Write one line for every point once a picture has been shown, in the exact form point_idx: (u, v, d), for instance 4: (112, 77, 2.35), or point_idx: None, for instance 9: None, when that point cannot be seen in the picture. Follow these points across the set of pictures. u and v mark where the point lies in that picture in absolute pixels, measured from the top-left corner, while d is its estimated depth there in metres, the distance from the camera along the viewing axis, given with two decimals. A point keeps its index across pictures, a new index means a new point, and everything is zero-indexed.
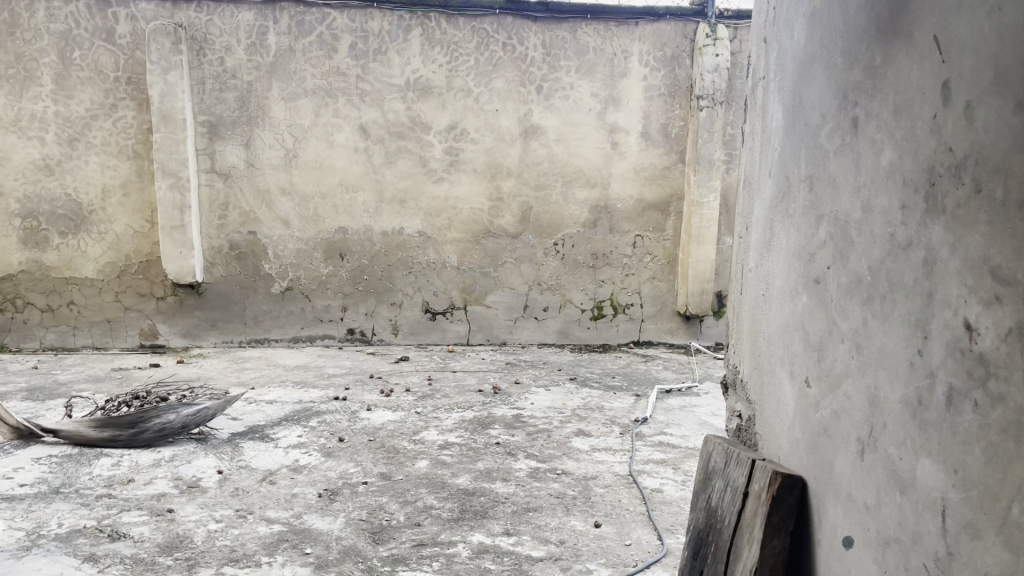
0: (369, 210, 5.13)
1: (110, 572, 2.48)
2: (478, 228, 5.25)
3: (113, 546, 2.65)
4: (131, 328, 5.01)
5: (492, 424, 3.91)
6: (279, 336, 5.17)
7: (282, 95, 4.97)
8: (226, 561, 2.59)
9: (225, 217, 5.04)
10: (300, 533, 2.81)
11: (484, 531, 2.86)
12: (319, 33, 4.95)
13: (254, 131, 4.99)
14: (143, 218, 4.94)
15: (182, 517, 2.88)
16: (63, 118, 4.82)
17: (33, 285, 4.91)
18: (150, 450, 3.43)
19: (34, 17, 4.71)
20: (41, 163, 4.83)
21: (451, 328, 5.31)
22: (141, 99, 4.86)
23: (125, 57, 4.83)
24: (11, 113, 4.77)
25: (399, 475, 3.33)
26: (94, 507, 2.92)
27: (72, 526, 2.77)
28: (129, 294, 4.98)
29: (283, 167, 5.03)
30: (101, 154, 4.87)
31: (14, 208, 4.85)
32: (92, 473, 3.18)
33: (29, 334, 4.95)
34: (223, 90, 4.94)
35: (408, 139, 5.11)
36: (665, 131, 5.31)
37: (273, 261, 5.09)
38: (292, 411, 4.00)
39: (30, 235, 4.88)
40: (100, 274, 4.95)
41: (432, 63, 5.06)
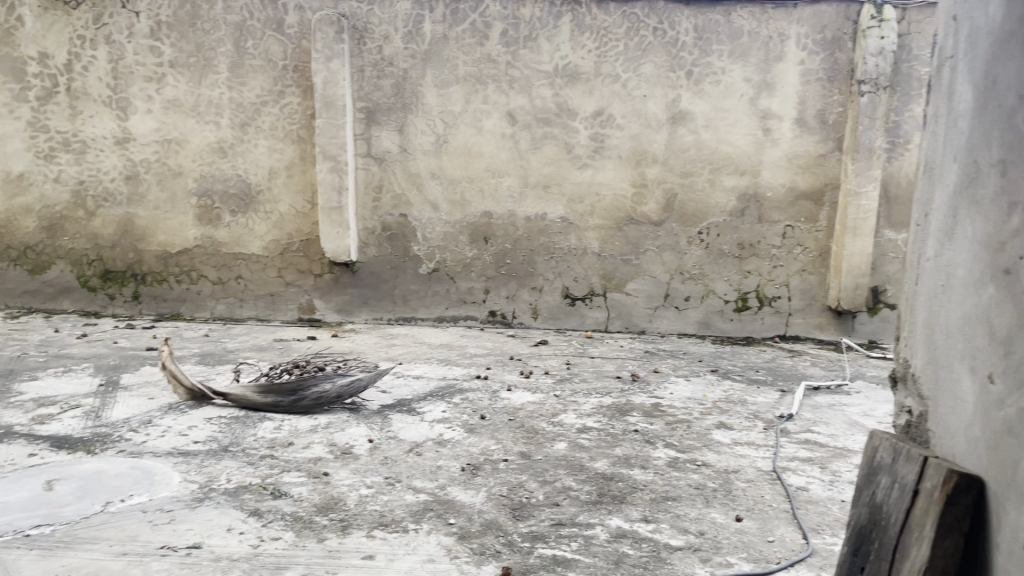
0: (513, 195, 5.22)
1: (273, 528, 2.67)
2: (622, 214, 5.22)
3: (275, 503, 2.85)
4: (291, 302, 5.34)
5: (631, 411, 3.91)
6: (425, 315, 5.36)
7: (435, 82, 5.13)
8: (376, 525, 2.73)
9: (379, 199, 5.26)
10: (445, 504, 2.92)
11: (623, 516, 2.87)
12: (473, 21, 5.06)
13: (408, 117, 5.17)
14: (304, 199, 5.24)
15: (336, 481, 3.06)
16: (237, 104, 5.17)
17: (206, 259, 5.31)
18: (308, 416, 3.65)
19: (213, 9, 5.07)
20: (216, 146, 5.21)
21: (591, 315, 5.33)
22: (306, 86, 5.15)
23: (293, 46, 5.11)
24: (191, 99, 5.16)
25: (539, 455, 3.39)
26: (258, 465, 3.15)
27: (239, 482, 2.99)
28: (290, 270, 5.30)
29: (433, 152, 5.19)
30: (269, 138, 5.20)
31: (192, 187, 5.25)
32: (256, 435, 3.42)
33: (201, 304, 5.35)
34: (380, 77, 5.14)
35: (554, 125, 5.15)
36: (822, 117, 5.09)
37: (421, 243, 5.28)
38: (436, 387, 4.15)
39: (205, 213, 5.27)
40: (265, 251, 5.29)
41: (582, 49, 5.07)
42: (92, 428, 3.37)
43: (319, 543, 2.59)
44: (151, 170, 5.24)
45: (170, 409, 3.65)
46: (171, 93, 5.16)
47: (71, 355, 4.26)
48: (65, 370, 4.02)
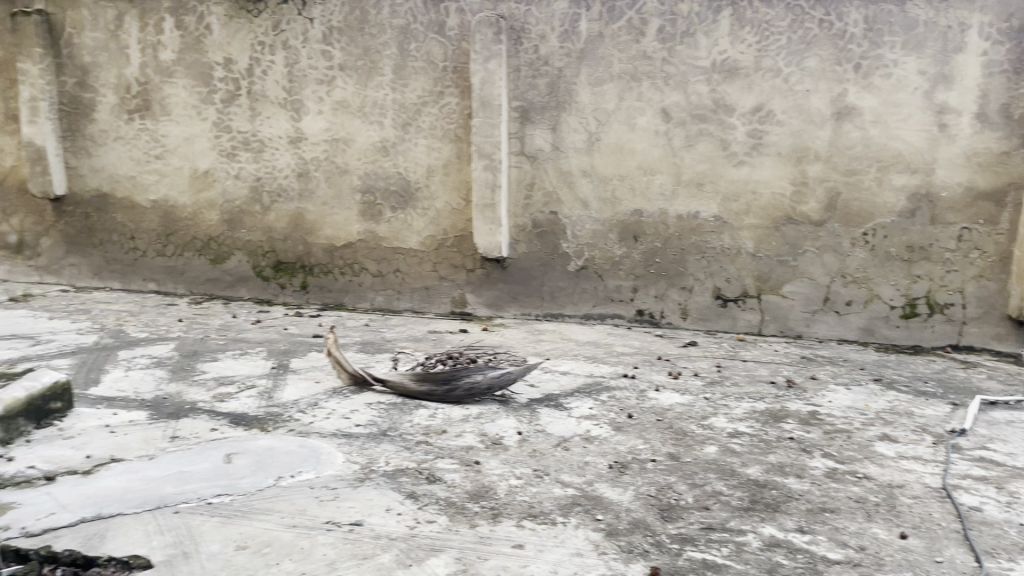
0: (665, 192, 5.16)
1: (427, 511, 2.78)
2: (779, 214, 5.05)
3: (430, 487, 2.96)
4: (445, 296, 5.52)
5: (785, 418, 3.77)
6: (573, 312, 5.40)
7: (589, 80, 5.15)
8: (525, 515, 2.79)
9: (530, 196, 5.34)
10: (593, 500, 2.93)
11: (776, 524, 2.79)
12: (629, 18, 5.04)
13: (561, 115, 5.22)
14: (460, 196, 5.40)
15: (487, 470, 3.14)
16: (399, 105, 5.39)
17: (368, 253, 5.58)
18: (460, 406, 3.77)
19: (379, 14, 5.31)
20: (380, 145, 5.46)
21: (743, 317, 5.18)
22: (464, 87, 5.30)
23: (453, 47, 5.27)
24: (358, 100, 5.44)
25: (688, 457, 3.34)
26: (414, 450, 3.28)
27: (396, 466, 3.14)
28: (444, 265, 5.49)
29: (586, 150, 5.22)
30: (428, 137, 5.39)
31: (356, 184, 5.53)
32: (412, 421, 3.57)
33: (362, 296, 5.64)
34: (535, 76, 5.22)
35: (710, 122, 5.04)
36: (1006, 112, 4.70)
37: (571, 240, 5.32)
38: (584, 384, 4.17)
39: (368, 208, 5.54)
40: (422, 246, 5.50)
41: (742, 44, 4.93)
42: (266, 407, 3.64)
43: (471, 529, 2.67)
44: (320, 168, 5.57)
45: (334, 393, 3.87)
46: (340, 95, 5.46)
47: (247, 339, 4.60)
48: (242, 352, 4.35)
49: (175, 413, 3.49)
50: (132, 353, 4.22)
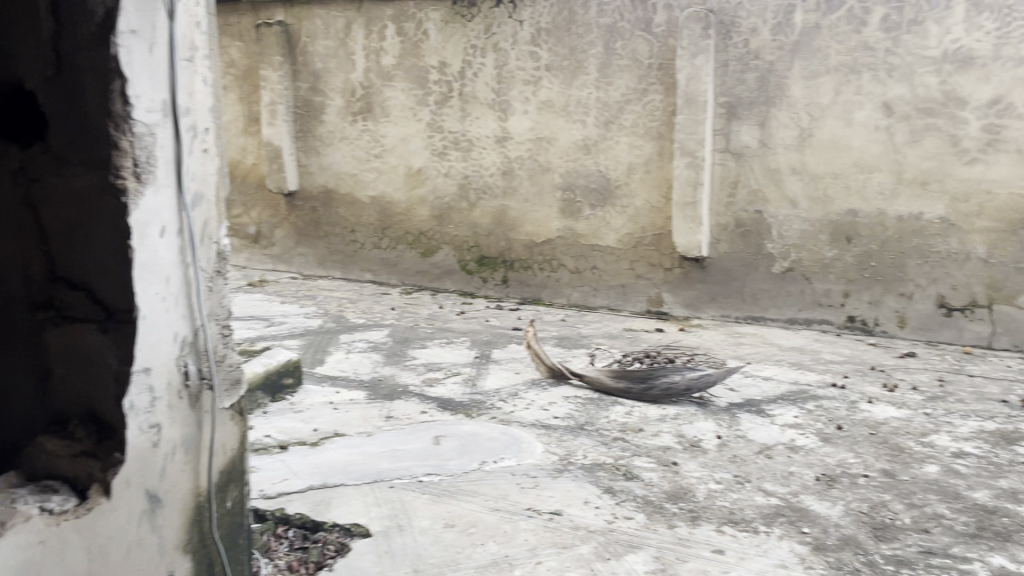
0: (884, 192, 4.83)
1: (626, 507, 2.80)
2: (1018, 216, 4.56)
3: (628, 484, 2.97)
4: (641, 294, 5.50)
5: (1020, 442, 3.42)
6: (775, 316, 5.19)
7: (803, 74, 4.93)
8: (726, 521, 2.73)
9: (734, 195, 5.20)
10: (798, 511, 2.82)
11: (1008, 555, 2.54)
12: (850, 7, 4.76)
13: (771, 111, 5.04)
14: (660, 193, 5.36)
15: (686, 471, 3.10)
16: (603, 103, 5.43)
17: (566, 249, 5.68)
18: (657, 405, 3.74)
19: (587, 14, 5.38)
20: (582, 143, 5.53)
21: (970, 329, 4.73)
22: (669, 83, 5.24)
23: (659, 44, 5.24)
24: (562, 99, 5.54)
25: (904, 475, 3.12)
26: (611, 446, 3.31)
27: (594, 460, 3.17)
28: (642, 263, 5.47)
29: (796, 146, 5.00)
30: (631, 134, 5.39)
31: (558, 181, 5.64)
32: (609, 417, 3.60)
33: (559, 291, 5.75)
34: (744, 71, 5.08)
35: (939, 116, 4.65)
36: None
37: (776, 240, 5.12)
38: (788, 391, 4.01)
39: (568, 206, 5.63)
40: (620, 244, 5.52)
41: (979, 31, 4.50)
42: (470, 394, 3.81)
43: (669, 529, 2.66)
44: (523, 166, 5.73)
45: (533, 384, 3.98)
46: (545, 94, 5.59)
47: (452, 329, 4.83)
48: (448, 341, 4.58)
49: (389, 395, 3.74)
50: (351, 337, 4.57)
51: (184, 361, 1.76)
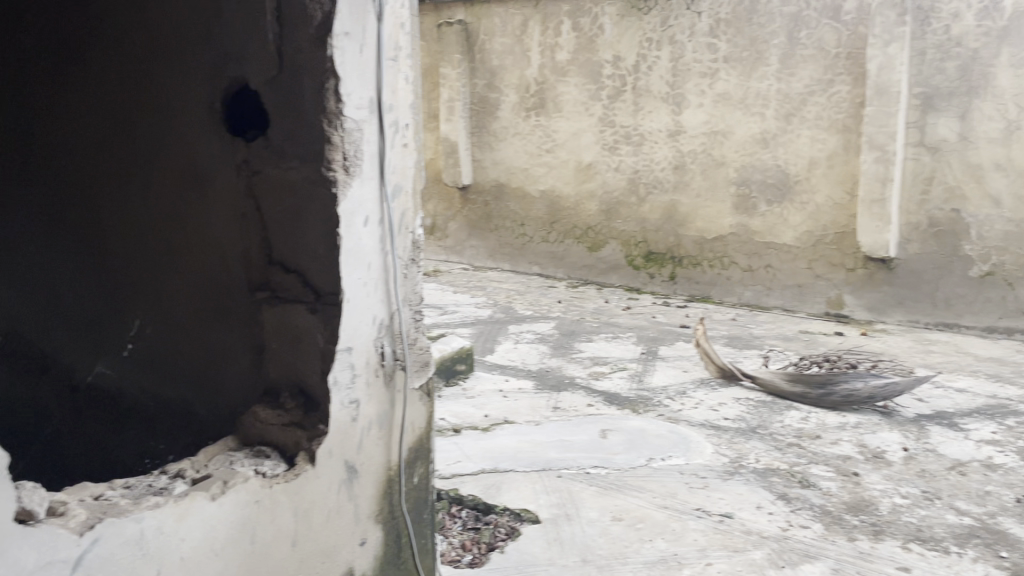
0: None
1: (801, 515, 2.70)
2: None
3: (804, 492, 2.86)
4: (820, 295, 5.26)
5: None
6: (970, 323, 4.81)
7: (1013, 61, 4.52)
8: (912, 538, 2.57)
9: (927, 191, 4.86)
10: (995, 534, 2.61)
11: None
12: None
13: (973, 102, 4.66)
14: (844, 190, 5.10)
15: (867, 483, 2.94)
16: (784, 95, 5.23)
17: (739, 246, 5.53)
18: (837, 412, 3.57)
19: (770, 3, 5.20)
20: (760, 137, 5.36)
21: None
22: (857, 73, 4.97)
23: (848, 32, 4.96)
24: (740, 92, 5.39)
25: None
26: (786, 452, 3.19)
27: (767, 465, 3.08)
28: (821, 263, 5.23)
29: (1001, 140, 4.60)
30: (813, 128, 5.16)
31: (732, 176, 5.50)
32: (783, 422, 3.47)
33: (730, 290, 5.61)
34: (944, 59, 4.71)
35: None
36: None
37: (974, 242, 4.74)
38: (985, 405, 3.70)
39: (742, 202, 5.48)
40: (797, 242, 5.31)
41: None
42: (638, 390, 3.79)
43: (849, 542, 2.54)
44: (696, 161, 5.64)
45: (702, 383, 3.90)
46: (722, 87, 5.46)
47: (619, 324, 4.82)
48: (614, 336, 4.58)
49: (557, 386, 3.80)
50: (520, 328, 4.67)
51: (379, 343, 1.87)
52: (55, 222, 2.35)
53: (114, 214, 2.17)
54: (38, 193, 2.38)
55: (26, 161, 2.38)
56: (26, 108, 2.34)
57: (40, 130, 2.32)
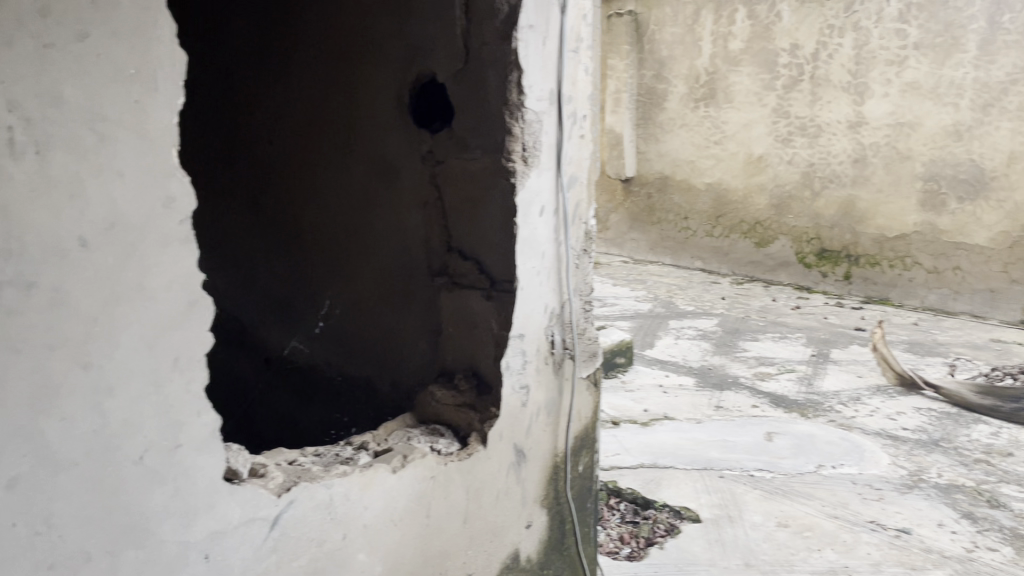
0: None
1: (989, 537, 2.49)
2: None
3: (993, 513, 2.64)
4: (1014, 302, 5.04)
5: None
6: None
7: None
8: None
9: None
10: None
11: None
12: None
13: None
14: None
15: None
16: (981, 84, 4.98)
17: (922, 246, 5.36)
18: None
19: None
20: (951, 129, 5.14)
21: None
22: None
23: None
24: (932, 82, 5.18)
25: None
26: (972, 468, 2.96)
27: (951, 481, 2.87)
28: (1017, 267, 5.00)
29: None
30: (1012, 120, 4.89)
31: (918, 171, 5.32)
32: (971, 437, 3.22)
33: (910, 292, 5.48)
34: None
35: None
36: None
37: None
38: None
39: (929, 198, 5.29)
40: (990, 244, 5.08)
41: None
42: (806, 393, 3.64)
43: None
44: (878, 154, 5.50)
45: (878, 390, 3.68)
46: (910, 76, 5.28)
47: (786, 323, 4.64)
48: (781, 336, 4.41)
49: (720, 385, 3.71)
50: (682, 324, 4.60)
51: (550, 330, 1.91)
52: (257, 209, 2.55)
53: (310, 202, 2.33)
54: (245, 182, 2.59)
55: (235, 152, 2.60)
56: (234, 103, 2.55)
57: (247, 123, 2.52)
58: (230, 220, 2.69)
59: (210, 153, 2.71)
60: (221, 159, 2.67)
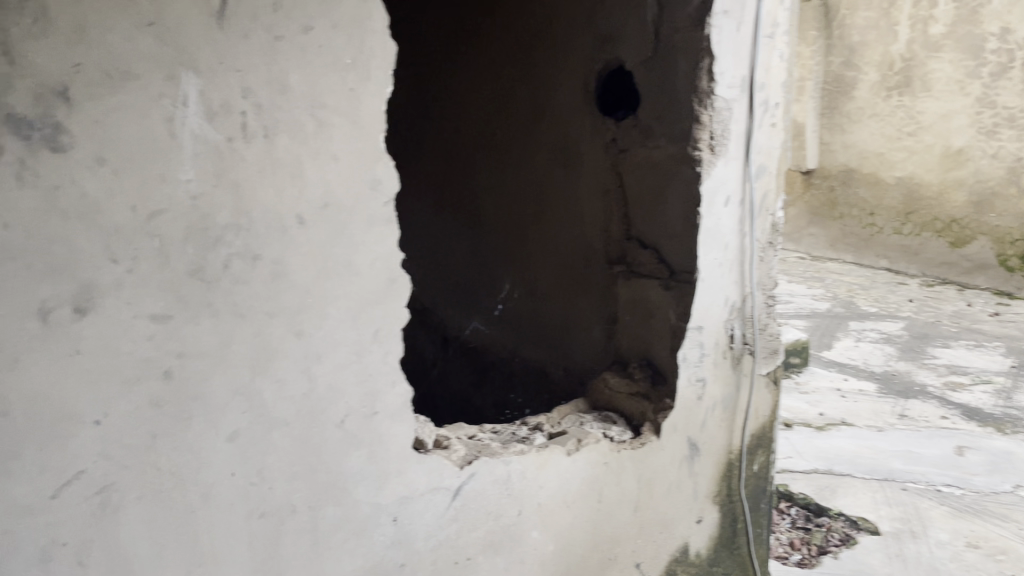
0: None
1: None
2: None
3: None
4: None
5: None
6: None
7: None
8: None
9: None
10: None
11: None
12: None
13: None
14: None
15: None
16: None
17: None
18: None
19: None
20: None
21: None
22: None
23: None
24: None
25: None
26: None
27: None
28: None
29: None
30: None
31: None
32: None
33: None
34: None
35: None
36: None
37: None
38: None
39: None
40: None
41: None
42: (1004, 407, 3.34)
43: None
44: None
45: None
46: None
47: (983, 331, 4.28)
48: (977, 344, 4.07)
49: (905, 393, 3.48)
50: (862, 326, 4.35)
51: (730, 325, 1.87)
52: (449, 193, 2.67)
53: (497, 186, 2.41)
54: (439, 167, 2.72)
55: (431, 138, 2.74)
56: (434, 90, 2.68)
57: (445, 111, 2.65)
58: (424, 200, 2.84)
59: (410, 135, 2.87)
60: (420, 142, 2.82)
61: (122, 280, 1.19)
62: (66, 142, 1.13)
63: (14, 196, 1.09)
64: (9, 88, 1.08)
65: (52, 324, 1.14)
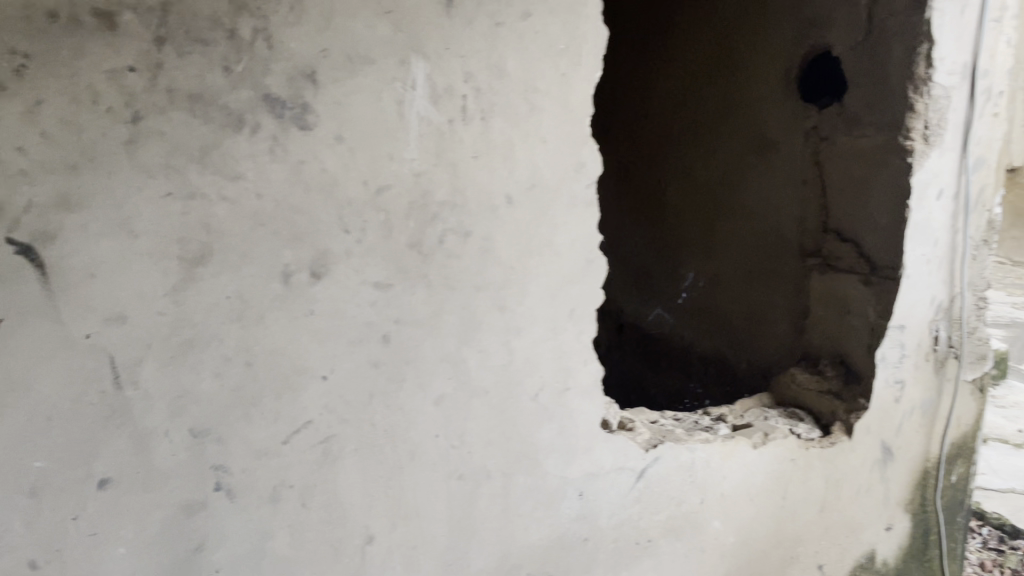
0: None
1: None
2: None
3: None
4: None
5: None
6: None
7: None
8: None
9: None
10: None
11: None
12: None
13: None
14: None
15: None
16: None
17: None
18: None
19: None
20: None
21: None
22: None
23: None
24: None
25: None
26: None
27: None
28: None
29: None
30: None
31: None
32: None
33: None
34: None
35: None
36: None
37: None
38: None
39: None
40: None
41: None
42: None
43: None
44: None
45: None
46: None
47: None
48: None
49: None
50: None
51: (936, 325, 1.78)
52: (634, 180, 2.68)
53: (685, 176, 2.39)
54: (624, 153, 2.73)
55: (618, 124, 2.74)
56: (623, 76, 2.68)
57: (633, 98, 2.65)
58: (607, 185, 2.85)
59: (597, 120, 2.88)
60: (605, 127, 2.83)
61: (351, 249, 1.31)
62: (312, 121, 1.24)
63: (267, 169, 1.22)
64: (269, 71, 1.20)
65: (292, 285, 1.27)
